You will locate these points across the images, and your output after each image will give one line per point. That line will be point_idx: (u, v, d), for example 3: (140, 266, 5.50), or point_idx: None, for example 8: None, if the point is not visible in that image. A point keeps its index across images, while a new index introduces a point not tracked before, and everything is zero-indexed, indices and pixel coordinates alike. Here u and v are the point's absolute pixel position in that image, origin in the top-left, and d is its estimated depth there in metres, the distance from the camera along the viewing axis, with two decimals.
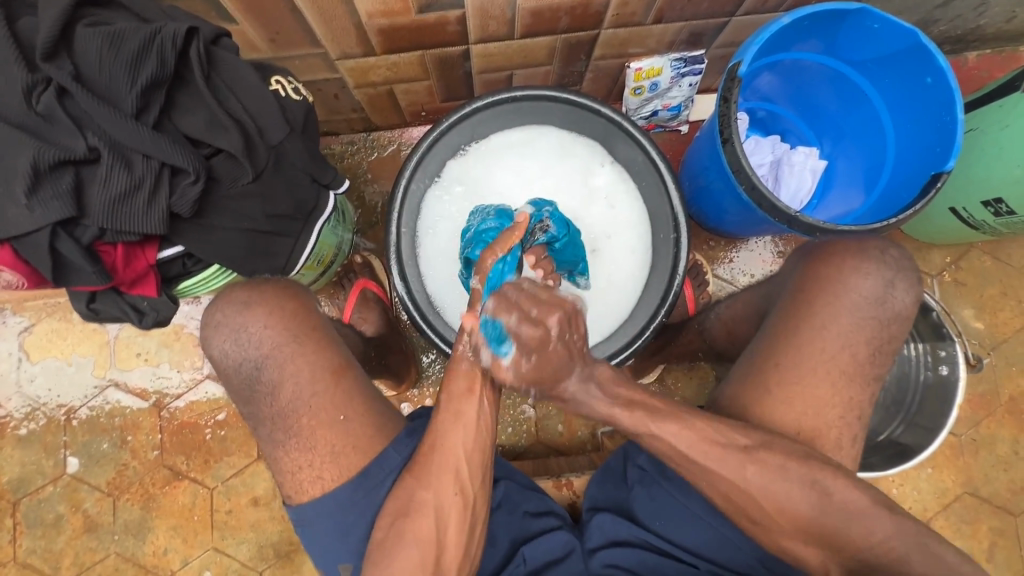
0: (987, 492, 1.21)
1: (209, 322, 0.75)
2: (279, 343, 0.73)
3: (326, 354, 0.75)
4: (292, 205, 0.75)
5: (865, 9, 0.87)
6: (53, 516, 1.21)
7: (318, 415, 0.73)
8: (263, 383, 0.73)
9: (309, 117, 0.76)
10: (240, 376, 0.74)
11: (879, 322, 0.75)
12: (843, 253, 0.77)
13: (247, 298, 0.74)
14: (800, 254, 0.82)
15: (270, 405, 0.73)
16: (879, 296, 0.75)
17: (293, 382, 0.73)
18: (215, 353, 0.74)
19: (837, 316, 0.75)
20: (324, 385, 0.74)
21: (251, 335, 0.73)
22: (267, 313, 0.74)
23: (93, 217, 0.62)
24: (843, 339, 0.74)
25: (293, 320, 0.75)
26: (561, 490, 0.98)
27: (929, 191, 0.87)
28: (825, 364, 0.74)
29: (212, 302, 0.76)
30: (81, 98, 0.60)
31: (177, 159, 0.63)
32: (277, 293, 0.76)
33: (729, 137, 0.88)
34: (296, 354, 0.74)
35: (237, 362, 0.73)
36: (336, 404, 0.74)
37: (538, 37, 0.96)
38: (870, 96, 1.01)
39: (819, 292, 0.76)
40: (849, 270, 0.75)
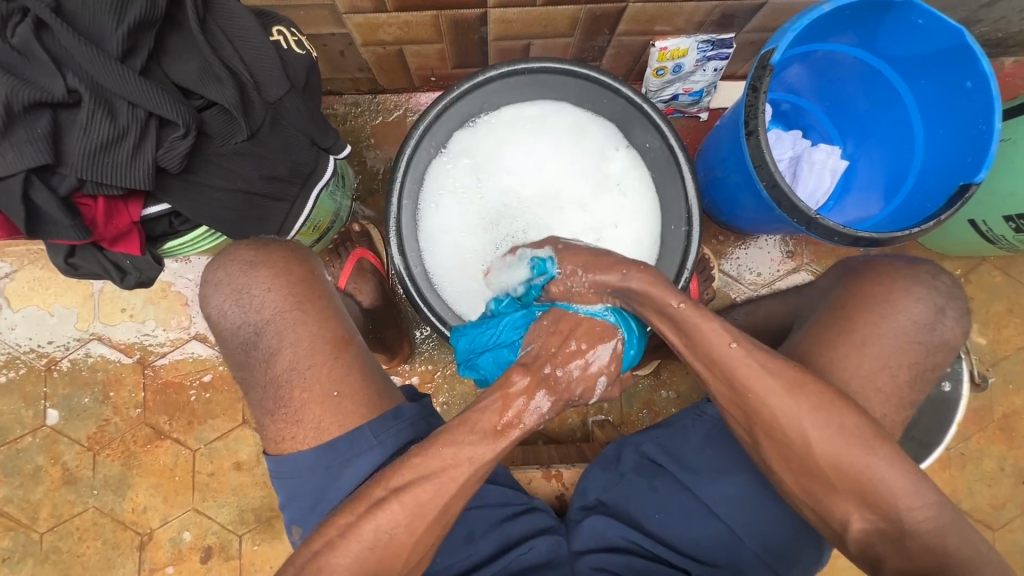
0: (968, 505, 1.22)
1: (210, 278, 0.73)
2: (283, 309, 0.71)
3: (329, 325, 0.72)
4: (289, 168, 0.70)
5: (912, 2, 0.81)
6: (32, 467, 1.19)
7: (312, 388, 0.70)
8: (261, 349, 0.72)
9: (311, 73, 0.70)
10: (236, 339, 0.73)
11: (925, 347, 0.70)
12: (890, 275, 0.73)
13: (252, 257, 0.73)
14: (840, 273, 0.79)
15: (266, 373, 0.71)
16: (928, 322, 0.70)
17: (293, 351, 0.71)
18: (213, 312, 0.73)
19: (880, 337, 0.70)
20: (322, 356, 0.71)
21: (254, 297, 0.71)
22: (271, 274, 0.73)
23: (72, 165, 0.57)
24: (883, 358, 0.70)
25: (298, 286, 0.73)
26: (550, 482, 0.94)
27: (955, 202, 0.83)
28: (859, 380, 0.69)
29: (215, 260, 0.74)
30: (61, 34, 0.54)
31: (165, 109, 0.58)
32: (284, 255, 0.74)
33: (754, 129, 0.83)
34: (298, 321, 0.72)
35: (236, 325, 0.72)
36: (331, 379, 0.71)
37: (561, 6, 0.90)
38: (903, 97, 0.96)
39: (865, 310, 0.71)
40: (899, 292, 0.71)
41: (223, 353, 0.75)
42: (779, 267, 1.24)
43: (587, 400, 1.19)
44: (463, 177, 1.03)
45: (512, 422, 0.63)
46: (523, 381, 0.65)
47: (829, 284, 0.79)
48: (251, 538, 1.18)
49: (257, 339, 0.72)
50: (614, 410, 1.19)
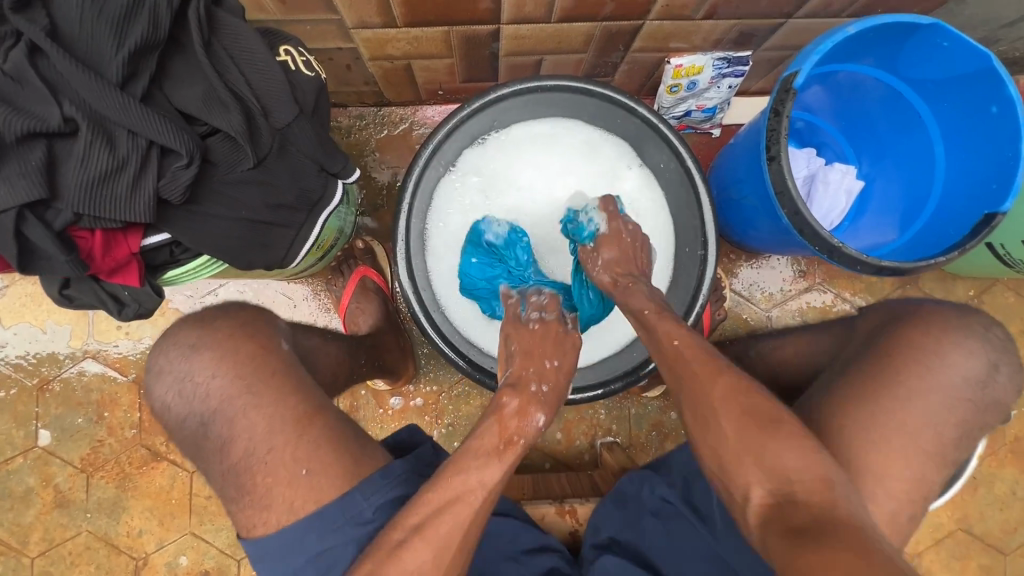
0: (980, 529, 1.20)
1: (152, 367, 0.73)
2: (229, 395, 0.69)
3: (284, 405, 0.69)
4: (296, 195, 0.67)
5: (939, 25, 0.79)
6: (22, 489, 1.15)
7: (277, 471, 0.66)
8: (212, 438, 0.70)
9: (321, 96, 0.67)
10: (184, 429, 0.71)
11: (976, 405, 0.68)
12: (940, 325, 0.71)
13: (195, 341, 0.73)
14: (887, 316, 0.77)
15: (221, 463, 0.68)
16: (980, 379, 0.68)
17: (244, 436, 0.68)
18: (158, 404, 0.72)
19: (928, 393, 0.68)
20: (282, 438, 0.68)
21: (198, 386, 0.70)
22: (214, 359, 0.71)
23: (67, 199, 0.53)
24: (930, 416, 0.67)
25: (245, 368, 0.71)
26: (564, 518, 0.92)
27: (980, 231, 0.81)
28: (903, 437, 0.67)
29: (157, 345, 0.74)
30: (58, 60, 0.51)
31: (168, 138, 0.55)
32: (231, 335, 0.73)
33: (776, 154, 0.80)
34: (249, 406, 0.69)
35: (183, 415, 0.71)
36: (298, 458, 0.67)
37: (576, 23, 0.87)
38: (924, 119, 0.93)
39: (912, 362, 0.69)
40: (950, 344, 0.69)
41: (175, 445, 0.73)
42: (791, 286, 1.22)
43: (595, 422, 1.17)
44: (471, 195, 1.00)
45: (513, 438, 0.64)
46: (515, 403, 0.66)
47: (873, 326, 0.77)
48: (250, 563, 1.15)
49: (208, 428, 0.70)
50: (622, 432, 1.17)
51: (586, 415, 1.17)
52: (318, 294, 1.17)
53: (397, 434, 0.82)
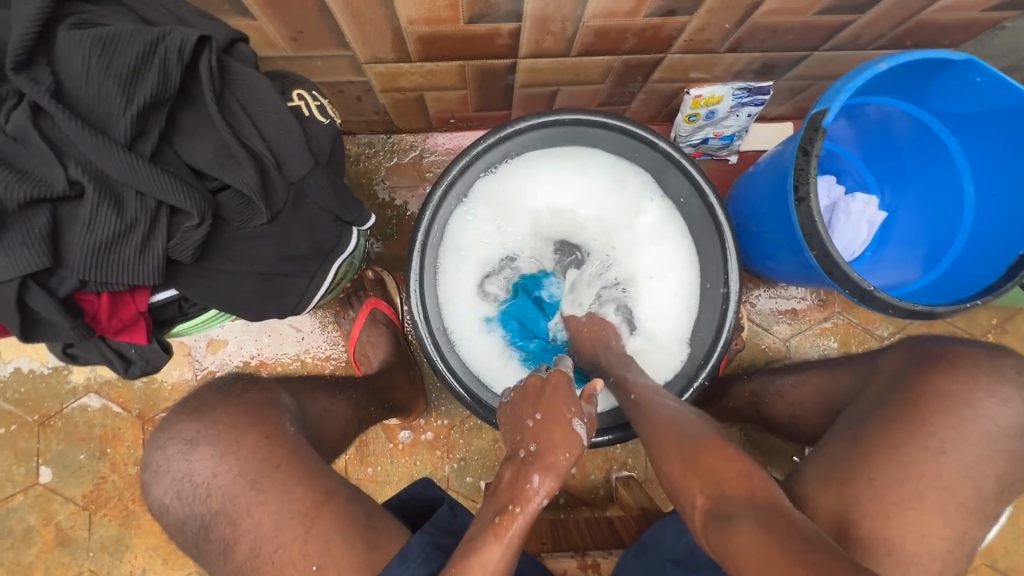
0: (1005, 563, 1.17)
1: (151, 465, 0.72)
2: (230, 492, 0.67)
3: (290, 497, 0.67)
4: (310, 246, 0.64)
5: (972, 61, 0.76)
6: (24, 527, 1.12)
7: (285, 569, 0.64)
8: (214, 537, 0.67)
9: (335, 143, 0.64)
10: (185, 530, 0.70)
11: (1013, 457, 0.66)
12: (974, 370, 0.69)
13: (194, 436, 0.71)
14: (909, 355, 0.74)
15: (224, 564, 0.66)
16: (1018, 428, 0.66)
17: (248, 537, 0.66)
18: (159, 503, 0.71)
19: (964, 443, 0.66)
20: (288, 535, 0.65)
21: (198, 485, 0.68)
22: (213, 454, 0.70)
23: (72, 265, 0.50)
24: (966, 468, 0.65)
25: (247, 463, 0.68)
26: (586, 573, 0.86)
27: (1016, 273, 0.78)
28: (938, 491, 0.65)
29: (156, 432, 0.74)
30: (63, 121, 0.48)
31: (178, 199, 0.52)
32: (231, 427, 0.71)
33: (805, 196, 0.78)
34: (252, 503, 0.67)
35: (184, 515, 0.69)
36: (306, 553, 0.64)
37: (596, 56, 0.85)
38: (952, 153, 0.91)
39: (945, 412, 0.67)
40: (985, 393, 0.67)
41: (177, 544, 0.71)
42: (809, 315, 1.19)
43: (611, 456, 1.14)
44: (483, 226, 0.95)
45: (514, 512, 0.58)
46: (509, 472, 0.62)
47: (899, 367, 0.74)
48: None
49: (210, 527, 0.68)
50: (638, 466, 1.14)
51: (601, 449, 1.14)
52: (326, 325, 1.14)
53: (413, 486, 0.78)
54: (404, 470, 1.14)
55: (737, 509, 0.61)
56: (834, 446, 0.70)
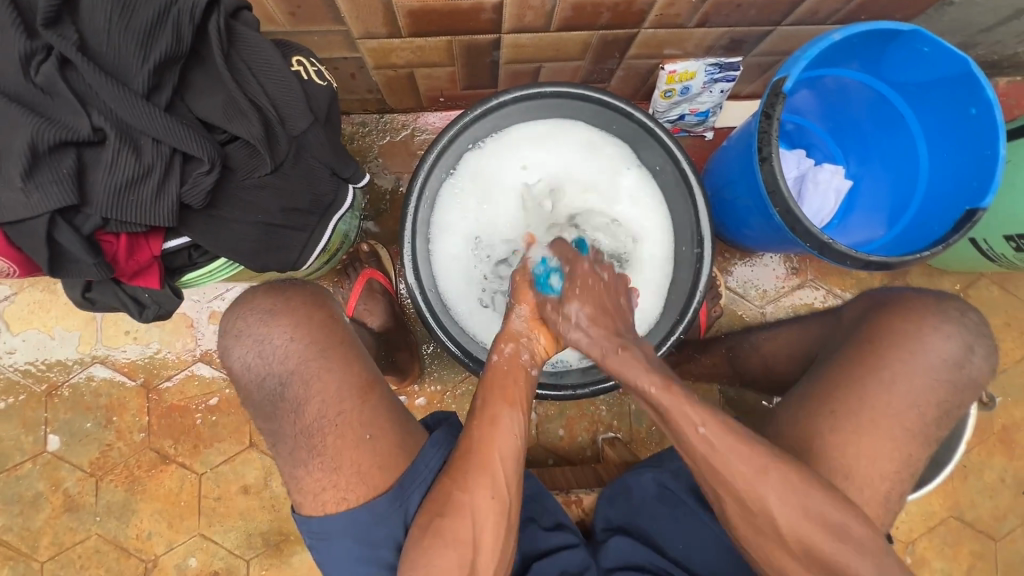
0: (971, 516, 1.24)
1: (229, 330, 0.74)
2: (306, 357, 0.72)
3: (353, 371, 0.73)
4: (310, 199, 0.69)
5: (919, 31, 0.83)
6: (32, 494, 1.16)
7: (345, 433, 0.71)
8: (288, 400, 0.72)
9: (332, 104, 0.70)
10: (260, 391, 0.72)
11: (954, 386, 0.71)
12: (920, 308, 0.74)
13: (271, 307, 0.74)
14: (868, 305, 0.80)
15: (295, 424, 0.71)
16: (958, 360, 0.71)
17: (320, 399, 0.71)
18: (235, 364, 0.73)
19: (909, 374, 0.71)
20: (351, 403, 0.71)
21: (276, 348, 0.72)
22: (290, 323, 0.74)
23: (97, 205, 0.56)
24: (911, 397, 0.70)
25: (320, 332, 0.74)
26: (570, 509, 0.92)
27: (963, 226, 0.85)
28: (888, 419, 0.70)
29: (231, 310, 0.75)
30: (87, 72, 0.54)
31: (190, 146, 0.58)
32: (303, 302, 0.76)
33: (768, 155, 0.84)
34: (322, 370, 0.72)
35: (261, 376, 0.72)
36: (362, 423, 0.72)
37: (574, 32, 0.91)
38: (908, 121, 0.97)
39: (892, 347, 0.72)
40: (929, 328, 0.72)
41: (248, 407, 0.74)
42: (783, 283, 1.26)
43: (597, 418, 1.19)
44: (469, 196, 1.01)
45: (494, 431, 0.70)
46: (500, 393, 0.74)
47: (858, 315, 0.80)
48: (259, 563, 1.16)
49: (283, 390, 0.72)
50: (623, 428, 1.19)
51: (587, 412, 1.19)
52: None
53: None
54: None
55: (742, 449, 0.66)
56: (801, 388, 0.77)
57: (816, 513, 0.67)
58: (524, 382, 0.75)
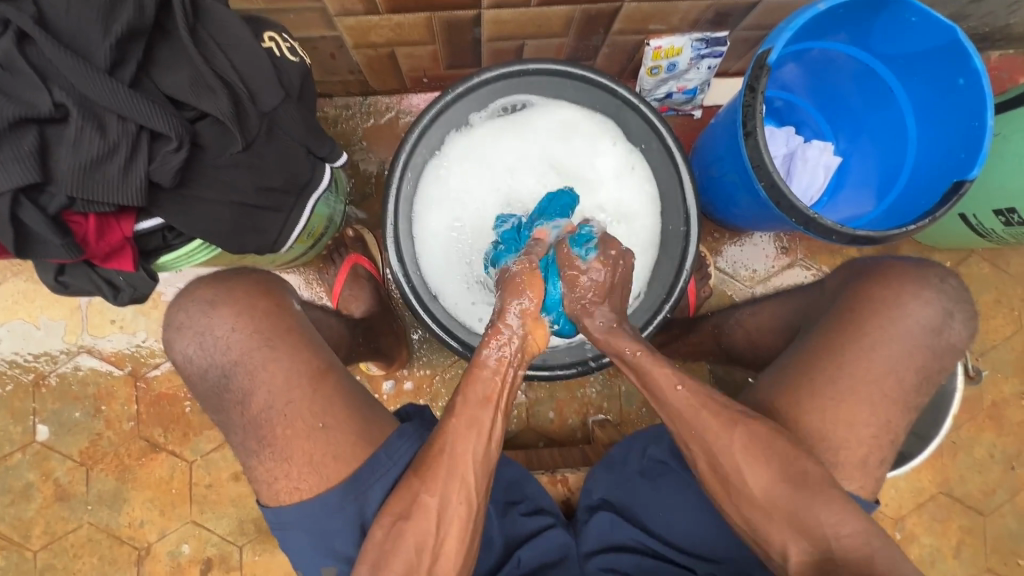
0: (960, 492, 1.24)
1: (171, 323, 0.73)
2: (249, 347, 0.71)
3: (302, 358, 0.72)
4: (284, 178, 0.68)
5: (906, 0, 0.82)
6: (22, 484, 1.16)
7: (294, 424, 0.70)
8: (233, 391, 0.71)
9: (305, 81, 0.69)
10: (206, 382, 0.72)
11: (933, 351, 0.71)
12: (899, 277, 0.73)
13: (213, 297, 0.74)
14: (851, 272, 0.78)
15: (241, 414, 0.70)
16: (936, 326, 0.71)
17: (266, 389, 0.70)
18: (179, 357, 0.72)
19: (888, 341, 0.70)
20: (299, 392, 0.70)
21: (218, 339, 0.71)
22: (233, 314, 0.73)
23: (61, 183, 0.55)
24: (891, 363, 0.70)
25: (264, 322, 0.73)
26: (555, 488, 0.92)
27: (950, 199, 0.84)
28: (867, 386, 0.69)
29: (177, 300, 0.74)
30: (46, 46, 0.52)
31: (157, 122, 0.56)
32: (247, 292, 0.74)
33: (752, 130, 0.83)
34: (268, 358, 0.71)
35: (203, 368, 0.72)
36: (314, 412, 0.70)
37: (556, 6, 0.89)
38: (896, 94, 0.96)
39: (874, 314, 0.71)
40: (909, 295, 0.71)
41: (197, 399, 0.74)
42: (773, 263, 1.25)
43: (587, 400, 1.19)
44: (454, 177, 0.99)
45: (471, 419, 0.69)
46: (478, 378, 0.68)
47: (839, 283, 0.79)
48: (251, 549, 1.16)
49: (228, 381, 0.71)
50: (613, 410, 1.19)
51: (577, 394, 1.19)
52: (310, 283, 1.19)
53: None
54: None
55: None
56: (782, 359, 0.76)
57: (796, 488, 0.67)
58: (508, 381, 0.69)
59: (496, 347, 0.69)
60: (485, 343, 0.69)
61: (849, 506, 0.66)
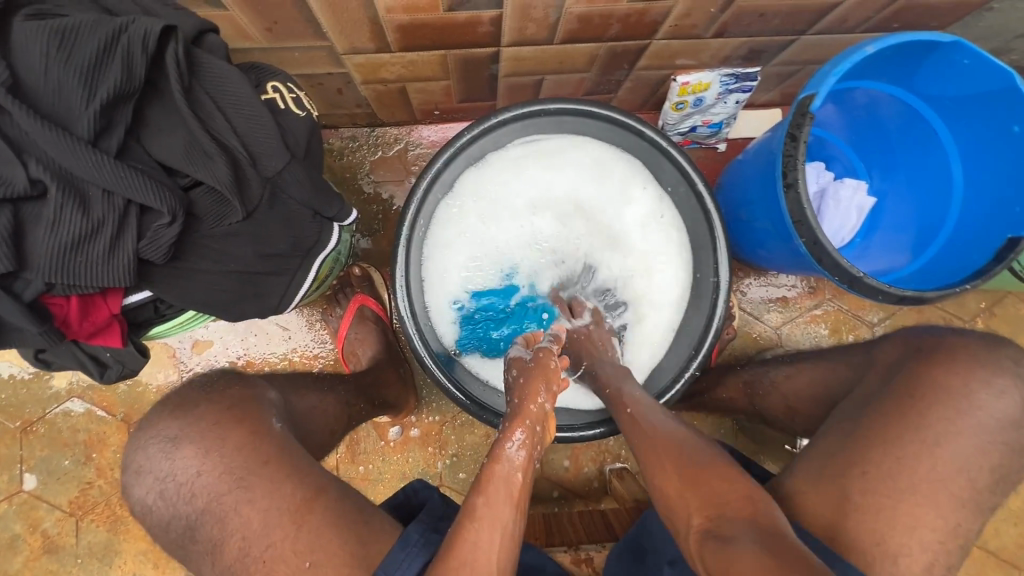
0: (994, 545, 1.19)
1: (131, 466, 0.70)
2: (217, 492, 0.65)
3: (280, 493, 0.64)
4: (289, 243, 0.62)
5: (960, 43, 0.75)
6: (8, 535, 1.10)
7: (277, 568, 0.61)
8: (201, 540, 0.65)
9: (313, 136, 0.62)
10: (171, 530, 0.67)
11: (1009, 448, 0.65)
12: (966, 360, 0.67)
13: (176, 434, 0.69)
14: (909, 347, 0.72)
15: (212, 563, 0.64)
16: (1012, 419, 0.65)
17: (239, 535, 0.63)
18: (140, 505, 0.68)
19: (956, 435, 0.64)
20: (279, 532, 0.62)
21: (181, 485, 0.66)
22: (198, 453, 0.68)
23: (38, 268, 0.49)
24: (960, 461, 0.64)
25: (232, 459, 0.66)
26: (580, 568, 0.87)
27: (1004, 257, 0.78)
28: (929, 484, 0.63)
29: (136, 434, 0.71)
30: (20, 116, 0.46)
31: (147, 196, 0.50)
32: (216, 425, 0.69)
33: (793, 181, 0.77)
34: (240, 502, 0.64)
35: (167, 517, 0.67)
36: (298, 551, 0.61)
37: (580, 44, 0.83)
38: (940, 135, 0.90)
39: (938, 402, 0.65)
40: (978, 383, 0.65)
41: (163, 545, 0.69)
42: (799, 302, 1.19)
43: (604, 448, 1.13)
44: (470, 218, 0.93)
45: None
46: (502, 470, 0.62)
47: (891, 359, 0.72)
48: None
49: (195, 530, 0.66)
50: (632, 458, 1.13)
51: (594, 442, 1.13)
52: (313, 324, 1.13)
53: (398, 496, 0.76)
54: (395, 468, 1.12)
55: (782, 541, 0.57)
56: (825, 440, 0.69)
57: None
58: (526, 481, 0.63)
59: (520, 440, 0.64)
60: (510, 434, 0.64)
61: None
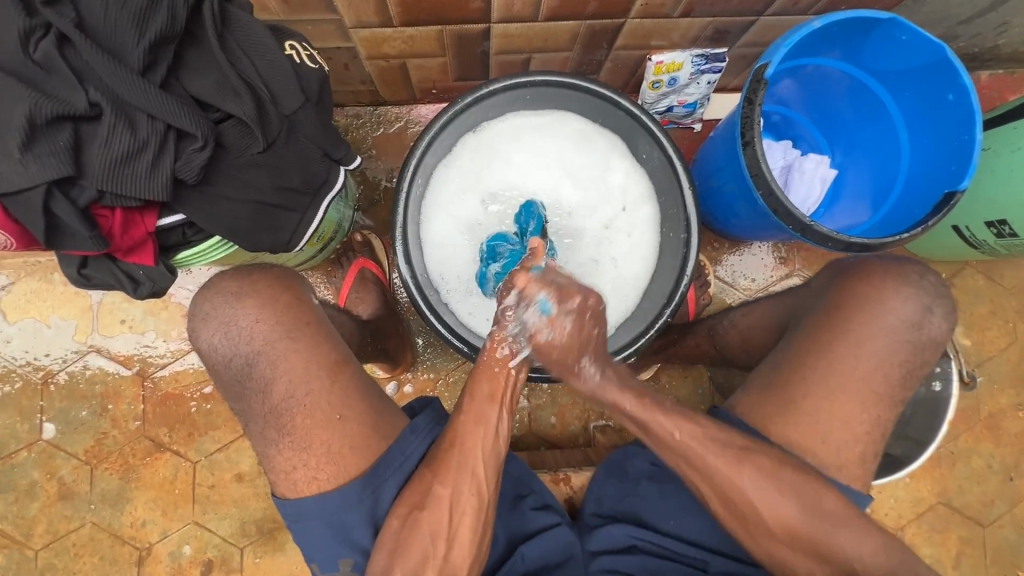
0: (959, 503, 1.25)
1: (197, 313, 0.76)
2: (272, 338, 0.74)
3: (321, 350, 0.75)
4: (301, 178, 0.71)
5: (897, 20, 0.85)
6: (27, 482, 1.17)
7: (313, 412, 0.73)
8: (255, 379, 0.74)
9: (324, 86, 0.72)
10: (229, 370, 0.74)
11: (915, 346, 0.73)
12: (882, 274, 0.76)
13: (236, 290, 0.76)
14: (833, 274, 0.81)
15: (263, 403, 0.73)
16: (919, 321, 0.73)
17: (287, 378, 0.73)
18: (204, 345, 0.75)
19: (874, 336, 0.73)
20: (318, 382, 0.74)
21: (241, 330, 0.74)
22: (256, 305, 0.76)
23: (92, 177, 0.58)
24: (878, 358, 0.72)
25: (285, 313, 0.76)
26: (558, 486, 0.97)
27: (942, 209, 0.87)
28: (856, 380, 0.72)
29: (200, 295, 0.77)
30: (84, 49, 0.55)
31: (184, 122, 0.59)
32: (270, 286, 0.78)
33: (750, 140, 0.86)
34: (289, 349, 0.74)
35: (227, 356, 0.74)
36: (332, 403, 0.74)
37: (562, 21, 0.93)
38: (889, 108, 1.00)
39: (857, 308, 0.74)
40: (892, 293, 0.74)
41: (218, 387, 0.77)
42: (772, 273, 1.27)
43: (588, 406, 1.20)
44: (463, 183, 1.02)
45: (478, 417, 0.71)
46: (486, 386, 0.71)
47: (822, 283, 0.82)
48: (252, 550, 1.16)
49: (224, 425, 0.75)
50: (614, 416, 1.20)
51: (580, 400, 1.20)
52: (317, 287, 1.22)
53: None
54: None
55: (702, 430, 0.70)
56: (772, 364, 0.78)
57: (791, 487, 0.69)
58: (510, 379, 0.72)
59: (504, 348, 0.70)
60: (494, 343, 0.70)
61: (839, 507, 0.68)
